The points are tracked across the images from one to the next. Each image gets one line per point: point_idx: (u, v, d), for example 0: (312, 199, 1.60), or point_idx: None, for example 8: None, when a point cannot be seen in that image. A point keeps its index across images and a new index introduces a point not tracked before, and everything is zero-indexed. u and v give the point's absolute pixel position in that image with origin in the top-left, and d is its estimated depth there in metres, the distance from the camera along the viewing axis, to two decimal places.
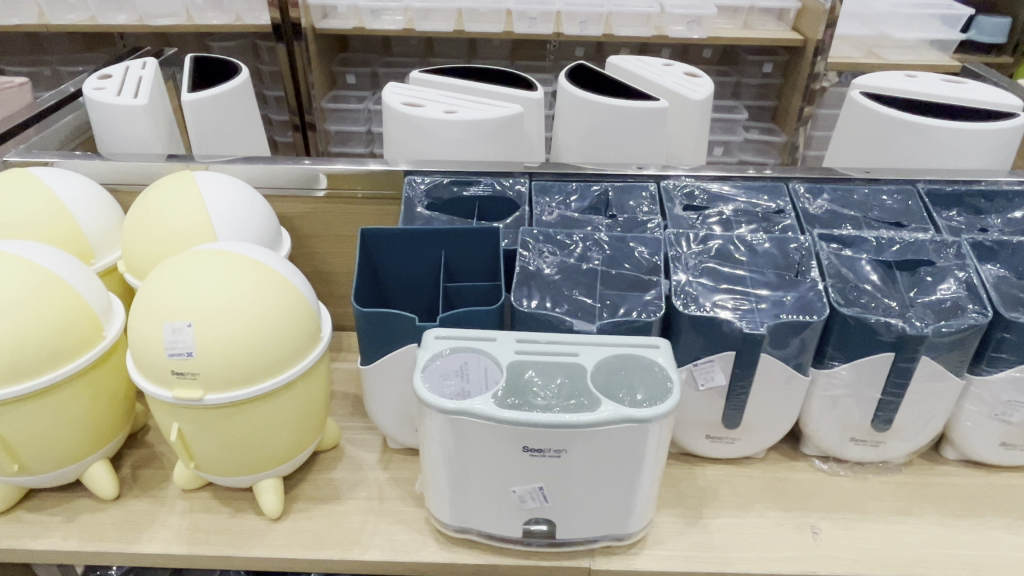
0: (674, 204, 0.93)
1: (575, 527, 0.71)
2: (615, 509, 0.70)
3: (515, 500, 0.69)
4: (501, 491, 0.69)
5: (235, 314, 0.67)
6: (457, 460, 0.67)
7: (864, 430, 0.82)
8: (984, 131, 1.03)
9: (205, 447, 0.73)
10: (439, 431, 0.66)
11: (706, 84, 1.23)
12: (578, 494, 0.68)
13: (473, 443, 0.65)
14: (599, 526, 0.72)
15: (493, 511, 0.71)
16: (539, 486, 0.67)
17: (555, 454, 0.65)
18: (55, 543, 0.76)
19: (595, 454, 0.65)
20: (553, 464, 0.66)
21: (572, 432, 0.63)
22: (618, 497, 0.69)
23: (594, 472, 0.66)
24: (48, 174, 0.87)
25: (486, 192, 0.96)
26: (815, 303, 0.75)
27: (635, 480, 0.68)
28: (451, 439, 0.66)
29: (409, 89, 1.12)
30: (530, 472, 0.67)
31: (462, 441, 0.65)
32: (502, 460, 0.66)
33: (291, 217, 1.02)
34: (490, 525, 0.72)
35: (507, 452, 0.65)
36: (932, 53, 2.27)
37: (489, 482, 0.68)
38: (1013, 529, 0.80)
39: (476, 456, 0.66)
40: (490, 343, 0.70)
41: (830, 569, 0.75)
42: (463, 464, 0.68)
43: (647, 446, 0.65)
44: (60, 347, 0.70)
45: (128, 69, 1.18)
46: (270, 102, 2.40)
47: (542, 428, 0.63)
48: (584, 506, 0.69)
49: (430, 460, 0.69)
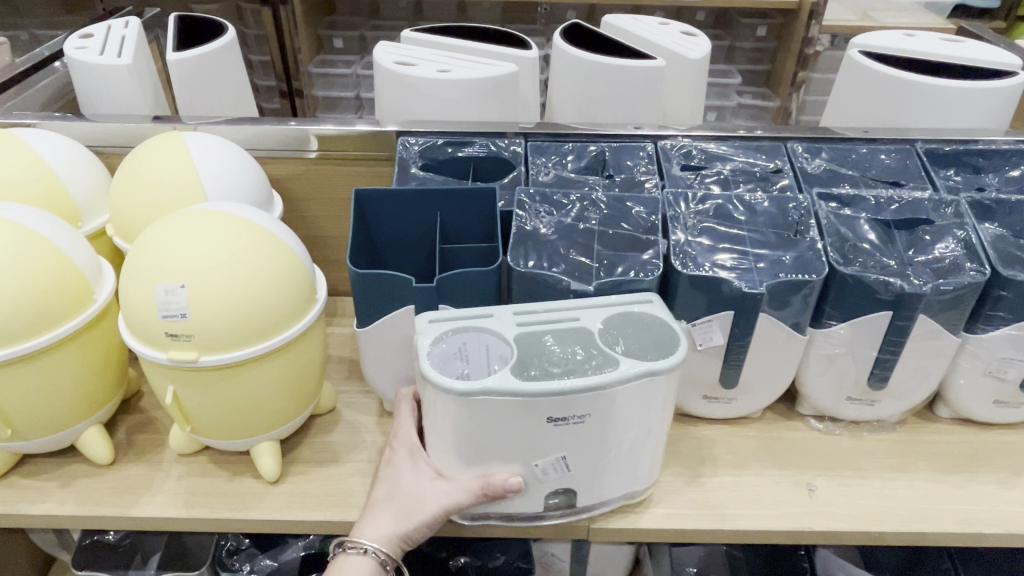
0: (672, 164, 0.92)
1: (592, 493, 0.71)
2: (627, 467, 0.71)
3: (535, 475, 0.68)
4: (521, 466, 0.67)
5: (230, 276, 0.66)
6: (476, 444, 0.65)
7: (861, 389, 0.83)
8: (982, 90, 1.02)
9: (200, 410, 0.72)
10: (458, 415, 0.63)
11: (703, 43, 1.21)
12: (600, 458, 0.68)
13: (495, 422, 0.63)
14: (612, 488, 0.72)
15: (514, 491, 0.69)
16: (561, 456, 0.67)
17: (579, 419, 0.64)
18: (51, 508, 0.76)
19: (621, 412, 0.65)
20: (576, 431, 0.65)
21: (600, 393, 0.62)
22: (633, 455, 0.70)
23: (618, 430, 0.66)
24: (32, 134, 0.85)
25: (480, 152, 0.94)
26: (814, 261, 0.75)
27: (650, 434, 0.69)
28: (470, 422, 0.63)
29: (401, 48, 1.09)
30: (552, 443, 0.66)
31: (484, 421, 0.63)
32: (524, 435, 0.64)
33: (281, 179, 1.00)
34: (510, 506, 0.71)
35: (530, 424, 0.64)
36: (926, 16, 2.25)
37: (509, 460, 0.67)
38: (1004, 484, 0.81)
39: (496, 435, 0.64)
40: (488, 319, 0.69)
41: (825, 524, 0.75)
42: (486, 445, 0.65)
43: (666, 395, 0.66)
44: (49, 310, 0.69)
45: (110, 28, 1.14)
46: (256, 67, 2.35)
47: (568, 394, 0.62)
48: (603, 468, 0.69)
49: (441, 442, 0.67)
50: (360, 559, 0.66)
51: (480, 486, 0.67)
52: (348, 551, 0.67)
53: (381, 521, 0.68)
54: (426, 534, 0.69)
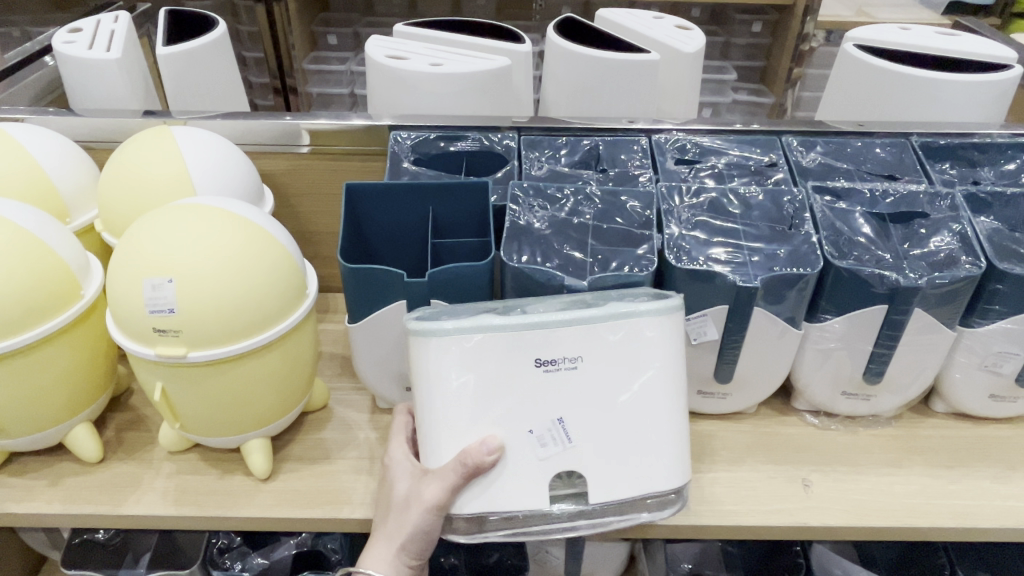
0: (666, 159, 0.91)
1: (609, 486, 0.64)
2: (643, 450, 0.65)
3: (532, 447, 0.64)
4: (515, 434, 0.63)
5: (218, 270, 0.65)
6: (466, 406, 0.63)
7: (856, 384, 0.82)
8: (977, 83, 1.01)
9: (189, 406, 0.71)
10: (446, 365, 0.64)
11: (697, 36, 1.20)
12: (604, 424, 0.65)
13: (484, 369, 0.64)
14: (636, 484, 0.64)
15: (512, 477, 0.63)
16: (558, 419, 0.64)
17: (570, 364, 0.65)
18: (39, 507, 0.75)
19: (614, 360, 0.65)
20: (569, 381, 0.65)
21: (587, 327, 0.65)
22: (646, 433, 0.65)
23: (617, 388, 0.65)
24: (19, 129, 0.84)
25: (473, 146, 0.93)
26: (809, 255, 0.74)
27: (659, 400, 0.66)
28: (462, 369, 0.64)
29: (393, 41, 1.08)
30: (546, 399, 0.64)
31: (475, 371, 0.64)
32: (516, 387, 0.64)
33: (272, 174, 0.99)
34: (506, 503, 0.63)
35: (519, 369, 0.64)
36: (922, 11, 2.25)
37: (501, 426, 0.63)
38: (1000, 478, 0.80)
39: (489, 388, 0.64)
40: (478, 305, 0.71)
41: (820, 519, 0.75)
42: (477, 405, 0.64)
43: (666, 343, 0.66)
44: (36, 307, 0.68)
45: (99, 22, 1.12)
46: (250, 64, 2.34)
47: (554, 328, 0.65)
48: (612, 444, 0.64)
49: (429, 414, 0.64)
50: None
51: (462, 462, 0.62)
52: None
53: (383, 548, 0.66)
54: (425, 535, 0.64)
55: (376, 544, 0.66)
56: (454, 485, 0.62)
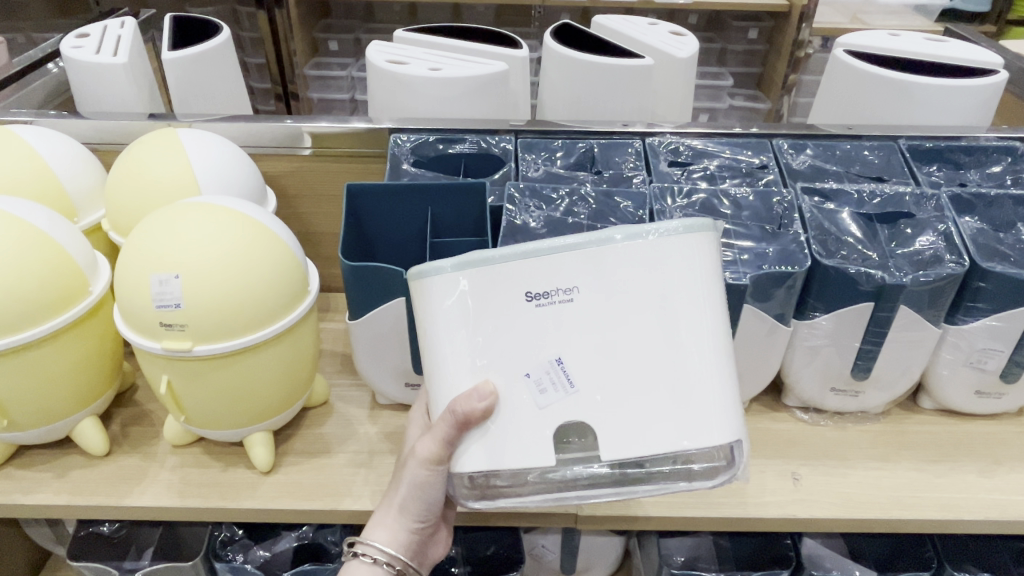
0: (659, 161, 0.93)
1: (623, 441, 0.58)
2: (666, 398, 0.58)
3: (531, 391, 0.58)
4: (511, 379, 0.58)
5: (223, 266, 0.67)
6: (459, 348, 0.59)
7: (845, 380, 0.84)
8: (964, 88, 1.03)
9: (194, 399, 0.73)
10: (435, 308, 0.59)
11: (691, 42, 1.23)
12: (614, 369, 0.58)
13: (479, 309, 0.58)
14: (659, 440, 0.58)
15: (512, 426, 0.58)
16: (556, 358, 0.58)
17: (565, 296, 0.59)
18: (46, 499, 0.77)
19: (618, 292, 0.58)
20: (568, 316, 0.58)
21: (583, 254, 0.58)
22: (664, 373, 0.58)
23: (627, 324, 0.58)
24: (29, 131, 0.86)
25: (471, 149, 0.95)
26: (797, 253, 0.77)
27: (679, 336, 0.58)
28: (453, 312, 0.59)
29: (393, 47, 1.11)
30: (543, 336, 0.58)
31: (467, 309, 0.58)
32: (511, 326, 0.58)
33: (275, 176, 1.01)
34: (506, 455, 0.58)
35: (508, 303, 0.58)
36: (916, 19, 2.28)
37: (496, 371, 0.58)
38: (985, 473, 0.82)
39: (483, 328, 0.58)
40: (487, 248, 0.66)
41: (809, 511, 0.77)
42: (472, 350, 0.58)
43: (688, 275, 0.58)
44: (46, 303, 0.70)
45: (106, 28, 1.15)
46: (252, 70, 2.37)
47: (547, 258, 0.58)
48: (624, 388, 0.58)
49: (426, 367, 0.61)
50: (370, 569, 0.67)
51: (452, 416, 0.58)
52: (358, 558, 0.67)
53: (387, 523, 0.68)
54: (419, 490, 0.65)
55: (380, 517, 0.69)
56: (445, 439, 0.59)
